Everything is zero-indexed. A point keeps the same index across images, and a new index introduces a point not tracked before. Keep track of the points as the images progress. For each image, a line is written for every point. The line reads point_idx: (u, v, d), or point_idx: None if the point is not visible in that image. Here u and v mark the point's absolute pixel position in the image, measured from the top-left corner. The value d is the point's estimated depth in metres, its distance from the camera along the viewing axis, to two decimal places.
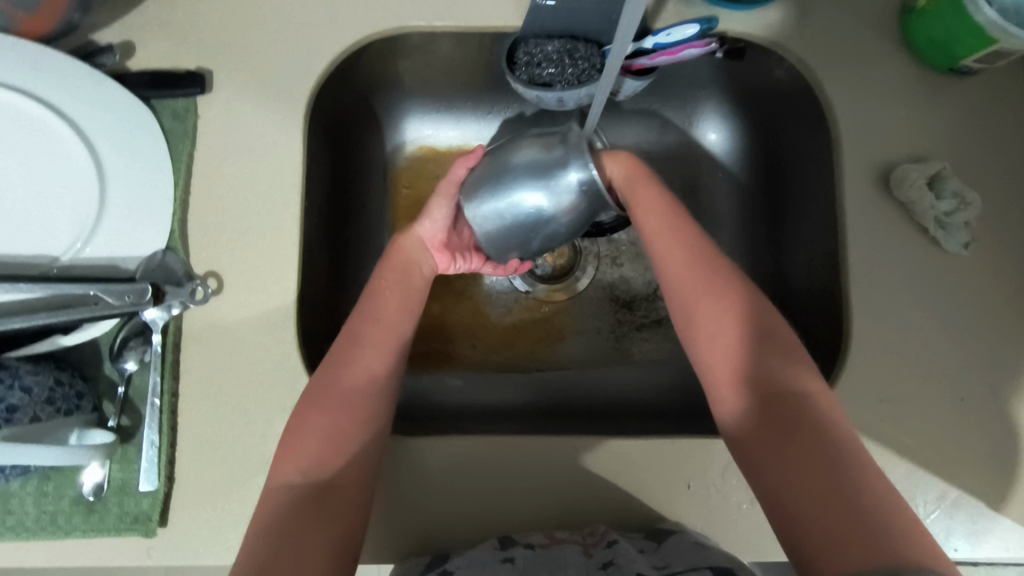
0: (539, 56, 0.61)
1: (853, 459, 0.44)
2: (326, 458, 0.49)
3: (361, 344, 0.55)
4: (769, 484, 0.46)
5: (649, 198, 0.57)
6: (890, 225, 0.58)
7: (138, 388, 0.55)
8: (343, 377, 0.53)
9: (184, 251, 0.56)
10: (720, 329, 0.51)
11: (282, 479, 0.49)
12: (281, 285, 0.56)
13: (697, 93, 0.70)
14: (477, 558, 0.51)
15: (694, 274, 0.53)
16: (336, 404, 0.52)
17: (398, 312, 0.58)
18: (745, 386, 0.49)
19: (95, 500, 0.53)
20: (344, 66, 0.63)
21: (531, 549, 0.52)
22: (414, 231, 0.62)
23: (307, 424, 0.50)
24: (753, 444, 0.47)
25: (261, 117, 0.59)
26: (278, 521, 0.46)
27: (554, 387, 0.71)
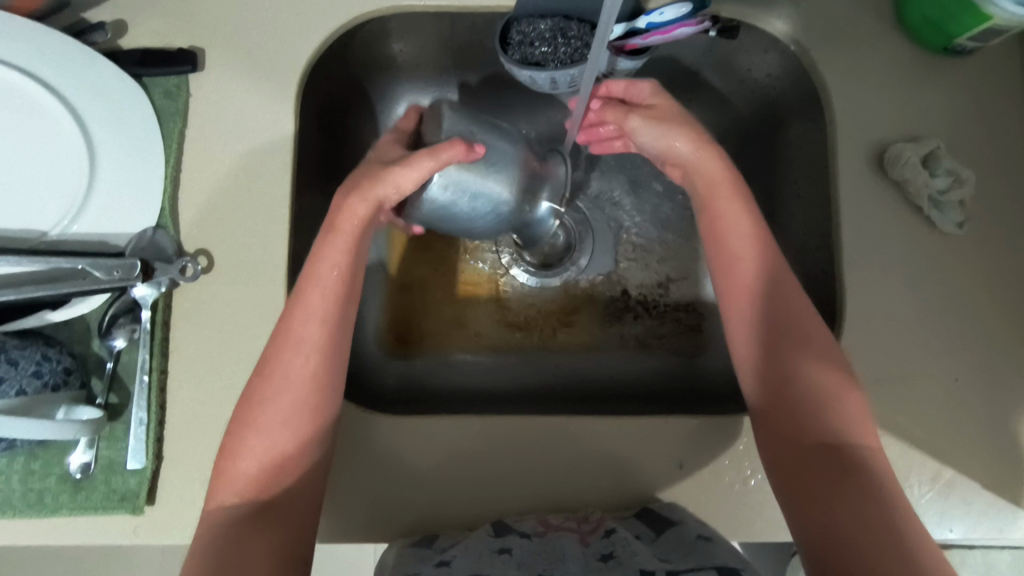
0: (532, 35, 0.61)
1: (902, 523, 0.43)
2: (263, 480, 0.47)
3: (291, 348, 0.50)
4: (808, 521, 0.45)
5: (720, 196, 0.54)
6: (885, 204, 0.58)
7: (127, 366, 0.54)
8: (278, 386, 0.49)
9: (174, 228, 0.56)
10: (780, 349, 0.51)
11: (221, 501, 0.47)
12: (272, 264, 0.56)
13: (692, 77, 0.70)
14: (472, 547, 0.50)
15: (763, 299, 0.52)
16: (270, 420, 0.48)
17: (334, 305, 0.51)
18: (786, 409, 0.49)
19: (82, 478, 0.52)
20: (337, 46, 0.63)
21: (525, 538, 0.51)
22: (373, 195, 0.51)
23: (244, 445, 0.48)
24: (790, 467, 0.48)
25: (253, 95, 0.59)
26: (223, 537, 0.45)
27: (547, 373, 0.70)
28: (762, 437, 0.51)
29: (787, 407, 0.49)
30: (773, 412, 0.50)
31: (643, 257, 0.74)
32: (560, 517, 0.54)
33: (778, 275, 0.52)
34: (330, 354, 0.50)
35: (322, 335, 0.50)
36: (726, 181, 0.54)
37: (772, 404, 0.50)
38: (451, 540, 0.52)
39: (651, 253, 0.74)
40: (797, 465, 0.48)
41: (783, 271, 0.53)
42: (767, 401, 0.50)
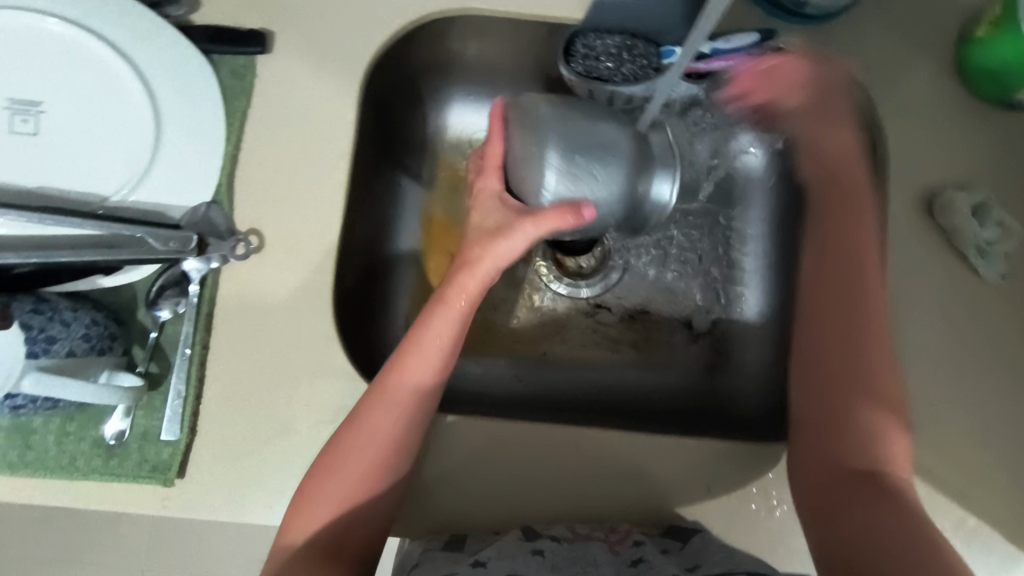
0: (598, 50, 0.61)
1: (922, 527, 0.45)
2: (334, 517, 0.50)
3: (406, 378, 0.52)
4: (842, 527, 0.48)
5: (852, 215, 0.58)
6: (932, 248, 0.58)
7: (170, 338, 0.55)
8: (385, 412, 0.51)
9: (229, 206, 0.56)
10: (830, 381, 0.54)
11: (297, 536, 0.49)
12: (321, 250, 0.57)
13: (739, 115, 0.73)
14: (505, 551, 0.50)
15: (826, 299, 0.56)
16: (372, 435, 0.51)
17: (439, 350, 0.54)
18: (837, 427, 0.52)
19: (116, 444, 0.53)
20: (401, 42, 0.64)
21: (557, 543, 0.51)
22: (493, 245, 0.53)
23: (344, 458, 0.50)
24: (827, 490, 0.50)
25: (319, 82, 0.59)
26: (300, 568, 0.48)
27: (569, 385, 0.73)
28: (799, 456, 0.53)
29: (829, 430, 0.52)
30: (815, 438, 0.53)
31: (673, 280, 0.76)
32: (589, 529, 0.54)
33: (853, 286, 0.55)
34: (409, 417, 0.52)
35: (437, 354, 0.54)
36: (862, 200, 0.58)
37: (818, 428, 0.53)
38: (481, 545, 0.52)
39: (682, 274, 0.76)
40: (835, 483, 0.50)
41: (876, 297, 0.54)
42: (812, 432, 0.53)
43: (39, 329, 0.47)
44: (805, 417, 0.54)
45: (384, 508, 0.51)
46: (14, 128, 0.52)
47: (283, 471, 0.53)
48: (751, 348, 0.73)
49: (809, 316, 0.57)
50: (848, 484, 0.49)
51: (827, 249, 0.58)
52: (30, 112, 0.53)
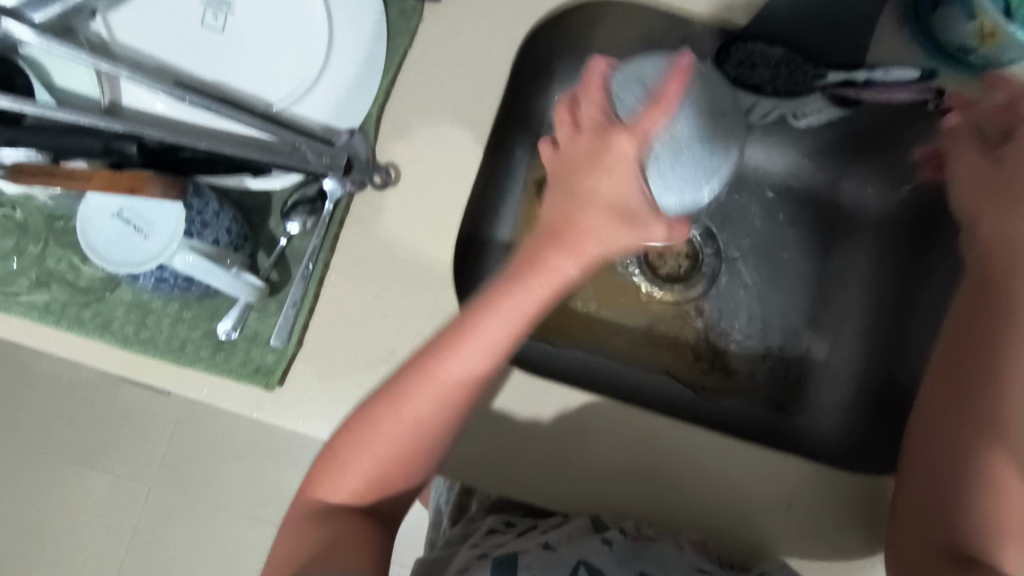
0: (757, 57, 0.62)
1: (1008, 500, 0.47)
2: (365, 487, 0.51)
3: (467, 348, 0.47)
4: (939, 487, 0.49)
5: None
6: None
7: (296, 251, 0.57)
8: (443, 377, 0.47)
9: (373, 136, 0.57)
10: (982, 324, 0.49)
11: (331, 493, 0.51)
12: (453, 198, 0.57)
13: (862, 152, 0.74)
14: (573, 536, 0.51)
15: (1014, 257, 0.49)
16: (424, 398, 0.48)
17: (504, 336, 0.46)
18: (982, 377, 0.49)
19: (226, 339, 0.54)
20: (558, 17, 0.64)
21: (623, 535, 0.51)
22: (582, 224, 0.43)
23: (390, 423, 0.49)
24: (934, 434, 0.50)
25: (481, 37, 0.60)
26: (328, 522, 0.50)
27: (647, 383, 0.74)
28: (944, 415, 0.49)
29: (992, 323, 0.49)
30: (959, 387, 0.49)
31: (760, 302, 0.78)
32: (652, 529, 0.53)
33: None
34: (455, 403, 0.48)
35: (498, 343, 0.46)
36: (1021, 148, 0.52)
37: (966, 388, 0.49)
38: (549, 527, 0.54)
39: (769, 297, 0.78)
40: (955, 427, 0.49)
41: None
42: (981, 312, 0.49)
43: (197, 213, 0.49)
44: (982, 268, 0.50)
45: (413, 478, 0.52)
46: (206, 21, 0.54)
47: None
48: (829, 388, 0.74)
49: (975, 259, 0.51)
50: (966, 442, 0.48)
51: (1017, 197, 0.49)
52: (221, 10, 0.54)
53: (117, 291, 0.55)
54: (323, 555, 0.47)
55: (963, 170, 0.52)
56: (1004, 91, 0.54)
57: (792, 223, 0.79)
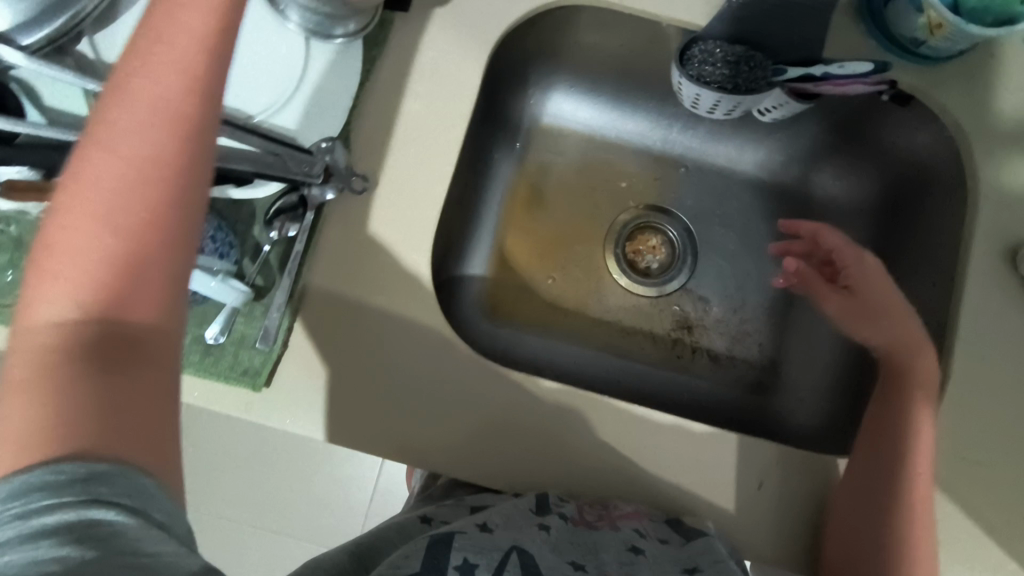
0: (717, 56, 0.65)
1: (910, 547, 0.53)
2: (109, 287, 0.35)
3: (158, 42, 0.39)
4: (856, 536, 0.55)
5: (872, 282, 0.63)
6: (1004, 293, 0.62)
7: (279, 257, 0.58)
8: (136, 92, 0.38)
9: (352, 145, 0.60)
10: (888, 422, 0.57)
11: (49, 315, 0.35)
12: (431, 199, 0.60)
13: (827, 144, 0.77)
14: (513, 518, 0.52)
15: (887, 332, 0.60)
16: (160, 98, 0.38)
17: (197, 15, 0.40)
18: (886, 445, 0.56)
19: (213, 344, 0.56)
20: (528, 22, 0.69)
21: (564, 519, 0.53)
22: None
23: (93, 171, 0.36)
24: (863, 504, 0.56)
25: (450, 45, 0.63)
26: (53, 364, 0.33)
27: (626, 371, 0.77)
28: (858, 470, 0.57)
29: (893, 395, 0.58)
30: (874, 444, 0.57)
31: (735, 293, 0.81)
32: (597, 515, 0.55)
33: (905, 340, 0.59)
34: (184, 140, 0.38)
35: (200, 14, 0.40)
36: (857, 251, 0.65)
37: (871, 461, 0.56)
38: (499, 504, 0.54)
39: (744, 288, 0.81)
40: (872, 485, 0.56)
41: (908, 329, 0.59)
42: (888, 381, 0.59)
43: None
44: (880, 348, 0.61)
45: (176, 248, 0.38)
46: None
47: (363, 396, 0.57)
48: (805, 372, 0.77)
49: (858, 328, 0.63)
50: (875, 492, 0.55)
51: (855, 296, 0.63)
52: None
53: None
54: (98, 442, 0.32)
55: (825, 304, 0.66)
56: (801, 232, 0.69)
57: (764, 215, 0.82)
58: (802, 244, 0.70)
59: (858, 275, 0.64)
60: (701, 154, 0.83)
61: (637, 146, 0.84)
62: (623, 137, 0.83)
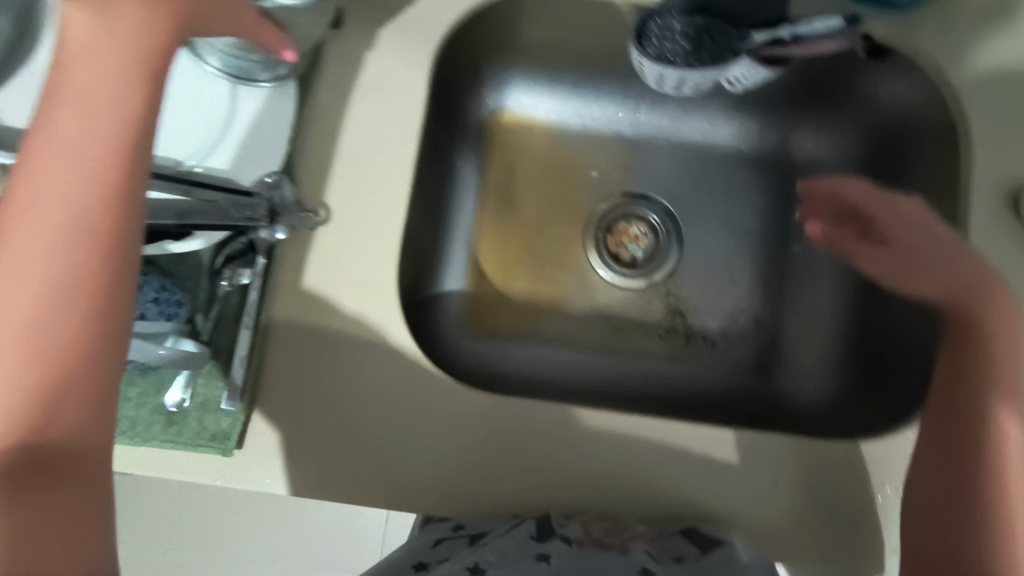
0: (673, 31, 0.60)
1: (999, 523, 0.45)
2: (41, 371, 0.32)
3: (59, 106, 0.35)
4: (934, 511, 0.48)
5: (915, 229, 0.55)
6: (1012, 243, 0.57)
7: (234, 307, 0.54)
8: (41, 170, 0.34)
9: (298, 178, 0.56)
10: (963, 381, 0.50)
11: None
12: (389, 224, 0.56)
13: (802, 106, 0.74)
14: (509, 552, 0.49)
15: (947, 273, 0.52)
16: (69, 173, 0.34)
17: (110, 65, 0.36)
18: (959, 396, 0.50)
19: (176, 412, 0.52)
20: (474, 18, 0.65)
21: (567, 544, 0.49)
22: None
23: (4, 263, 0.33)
24: (932, 486, 0.49)
25: (390, 53, 0.59)
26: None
27: (622, 372, 0.74)
28: (928, 428, 0.50)
29: (970, 340, 0.51)
30: (950, 402, 0.50)
31: (727, 274, 0.77)
32: (603, 531, 0.51)
33: (972, 279, 0.52)
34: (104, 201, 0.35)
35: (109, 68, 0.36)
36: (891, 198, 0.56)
37: (946, 415, 0.50)
38: (498, 533, 0.50)
39: (737, 267, 0.77)
40: (943, 451, 0.49)
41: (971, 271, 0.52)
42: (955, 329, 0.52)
43: None
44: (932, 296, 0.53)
45: (111, 315, 0.35)
46: None
47: (342, 445, 0.53)
48: (806, 347, 0.73)
49: (901, 277, 0.55)
50: (947, 456, 0.49)
51: (899, 246, 0.55)
52: None
53: None
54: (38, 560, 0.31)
55: (860, 260, 0.57)
56: (819, 188, 0.60)
57: (746, 188, 0.78)
58: (822, 199, 0.61)
59: (893, 226, 0.55)
60: (674, 132, 0.79)
61: (604, 131, 0.79)
62: (590, 124, 0.79)
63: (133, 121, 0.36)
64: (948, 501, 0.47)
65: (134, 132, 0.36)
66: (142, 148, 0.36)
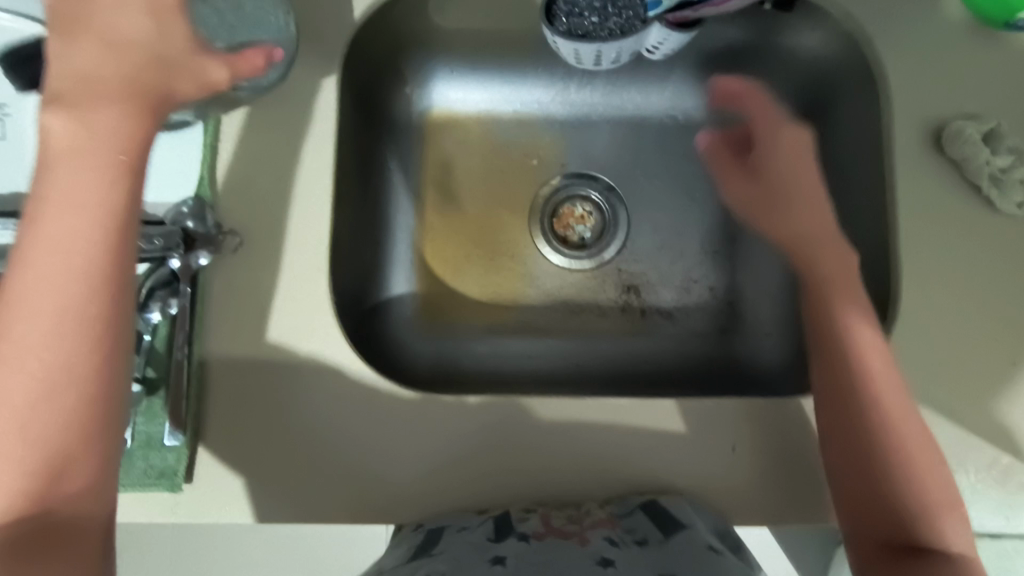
0: (581, 6, 0.60)
1: (896, 458, 0.47)
2: (45, 461, 0.39)
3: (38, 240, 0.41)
4: (845, 455, 0.49)
5: (803, 164, 0.57)
6: (940, 179, 0.57)
7: (165, 341, 0.53)
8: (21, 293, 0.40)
9: (215, 201, 0.55)
10: (833, 317, 0.52)
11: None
12: (314, 236, 0.55)
13: (729, 66, 0.73)
14: (462, 556, 0.47)
15: (819, 218, 0.56)
16: (46, 302, 0.40)
17: (80, 197, 0.41)
18: (840, 333, 0.51)
19: (118, 454, 0.51)
20: (381, 16, 0.65)
21: (523, 542, 0.48)
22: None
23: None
24: (839, 416, 0.49)
25: (296, 63, 0.58)
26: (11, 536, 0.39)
27: (580, 354, 0.73)
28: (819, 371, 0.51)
29: (846, 283, 0.53)
30: (824, 340, 0.52)
31: (675, 244, 0.77)
32: (561, 522, 0.50)
33: (827, 227, 0.55)
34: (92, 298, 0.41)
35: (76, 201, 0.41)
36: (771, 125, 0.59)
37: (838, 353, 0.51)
38: (450, 541, 0.49)
39: (685, 234, 0.77)
40: (839, 389, 0.50)
41: (825, 217, 0.56)
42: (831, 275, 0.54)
43: None
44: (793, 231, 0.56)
45: (108, 420, 0.41)
46: None
47: (293, 466, 0.52)
48: (762, 305, 0.73)
49: (767, 210, 0.58)
50: (841, 394, 0.50)
51: (778, 173, 0.58)
52: None
53: None
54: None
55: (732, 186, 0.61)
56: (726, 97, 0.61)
57: (686, 154, 0.77)
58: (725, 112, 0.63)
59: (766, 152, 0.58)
60: (607, 108, 0.78)
61: (536, 115, 0.78)
62: (520, 110, 0.78)
63: (103, 252, 0.41)
64: (850, 440, 0.49)
65: (103, 263, 0.41)
66: (121, 281, 0.42)
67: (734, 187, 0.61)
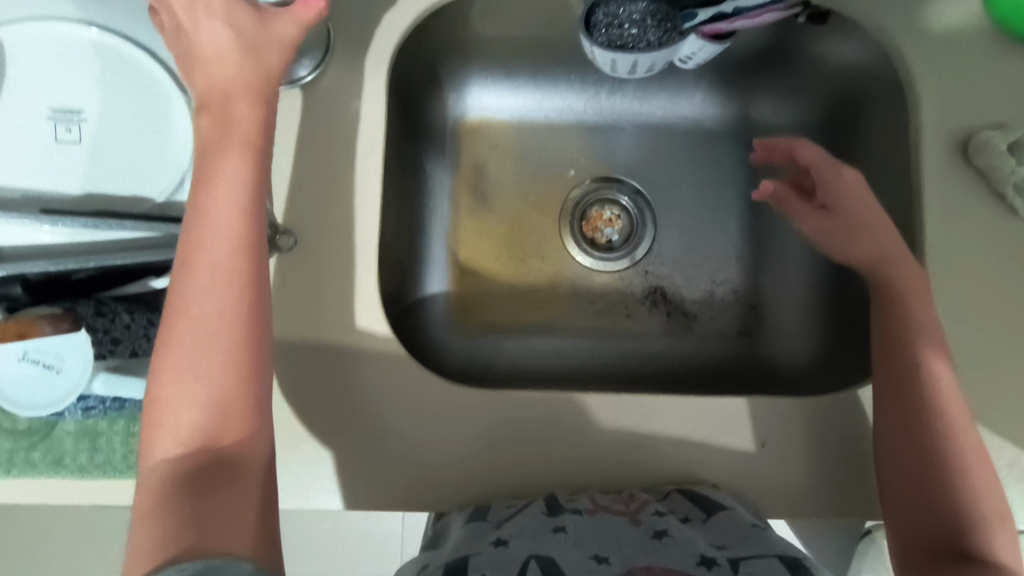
0: (622, 17, 0.62)
1: (954, 470, 0.49)
2: (212, 408, 0.42)
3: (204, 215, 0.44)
4: (900, 466, 0.51)
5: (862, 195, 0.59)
6: (967, 187, 0.59)
7: None
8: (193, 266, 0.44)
9: (270, 203, 0.57)
10: (899, 334, 0.54)
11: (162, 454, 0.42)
12: (365, 236, 0.57)
13: (756, 75, 0.76)
14: (525, 526, 0.50)
15: (877, 242, 0.56)
16: (209, 269, 0.44)
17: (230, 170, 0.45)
18: (903, 348, 0.53)
19: None
20: (424, 25, 0.67)
21: (579, 515, 0.51)
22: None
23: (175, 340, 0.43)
24: (897, 428, 0.52)
25: (347, 71, 0.61)
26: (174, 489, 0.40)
27: (618, 356, 0.75)
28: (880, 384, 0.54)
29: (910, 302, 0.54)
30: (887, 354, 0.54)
31: (706, 248, 0.79)
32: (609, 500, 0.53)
33: (895, 249, 0.56)
34: (251, 244, 0.45)
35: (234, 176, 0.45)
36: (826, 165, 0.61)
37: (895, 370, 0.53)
38: (505, 515, 0.52)
39: (716, 240, 0.79)
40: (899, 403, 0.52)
41: (894, 238, 0.56)
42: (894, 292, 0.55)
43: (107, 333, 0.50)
44: (861, 259, 0.57)
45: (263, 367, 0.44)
46: (61, 137, 0.55)
47: (343, 455, 0.55)
48: (786, 307, 0.75)
49: (841, 247, 0.59)
50: (903, 408, 0.52)
51: (846, 209, 0.59)
52: (72, 121, 0.55)
53: (60, 425, 0.54)
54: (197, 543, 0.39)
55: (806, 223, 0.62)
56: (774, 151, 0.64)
57: (714, 159, 0.80)
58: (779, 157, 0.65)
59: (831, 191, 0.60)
60: (636, 114, 0.80)
61: (567, 121, 0.81)
62: (552, 116, 0.80)
63: (252, 216, 0.45)
64: (908, 452, 0.51)
65: (253, 228, 0.45)
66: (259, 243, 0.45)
67: (809, 224, 0.61)
